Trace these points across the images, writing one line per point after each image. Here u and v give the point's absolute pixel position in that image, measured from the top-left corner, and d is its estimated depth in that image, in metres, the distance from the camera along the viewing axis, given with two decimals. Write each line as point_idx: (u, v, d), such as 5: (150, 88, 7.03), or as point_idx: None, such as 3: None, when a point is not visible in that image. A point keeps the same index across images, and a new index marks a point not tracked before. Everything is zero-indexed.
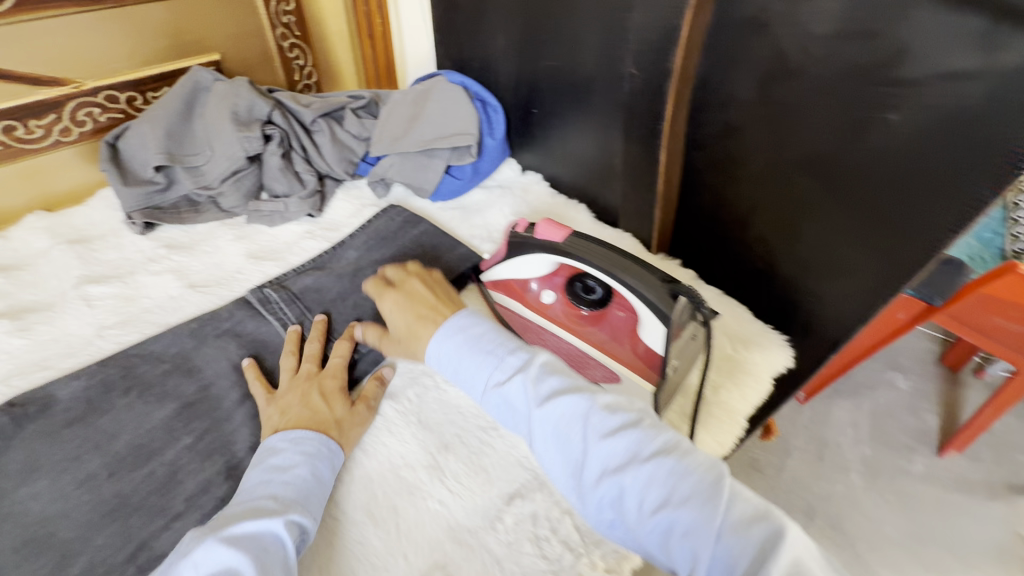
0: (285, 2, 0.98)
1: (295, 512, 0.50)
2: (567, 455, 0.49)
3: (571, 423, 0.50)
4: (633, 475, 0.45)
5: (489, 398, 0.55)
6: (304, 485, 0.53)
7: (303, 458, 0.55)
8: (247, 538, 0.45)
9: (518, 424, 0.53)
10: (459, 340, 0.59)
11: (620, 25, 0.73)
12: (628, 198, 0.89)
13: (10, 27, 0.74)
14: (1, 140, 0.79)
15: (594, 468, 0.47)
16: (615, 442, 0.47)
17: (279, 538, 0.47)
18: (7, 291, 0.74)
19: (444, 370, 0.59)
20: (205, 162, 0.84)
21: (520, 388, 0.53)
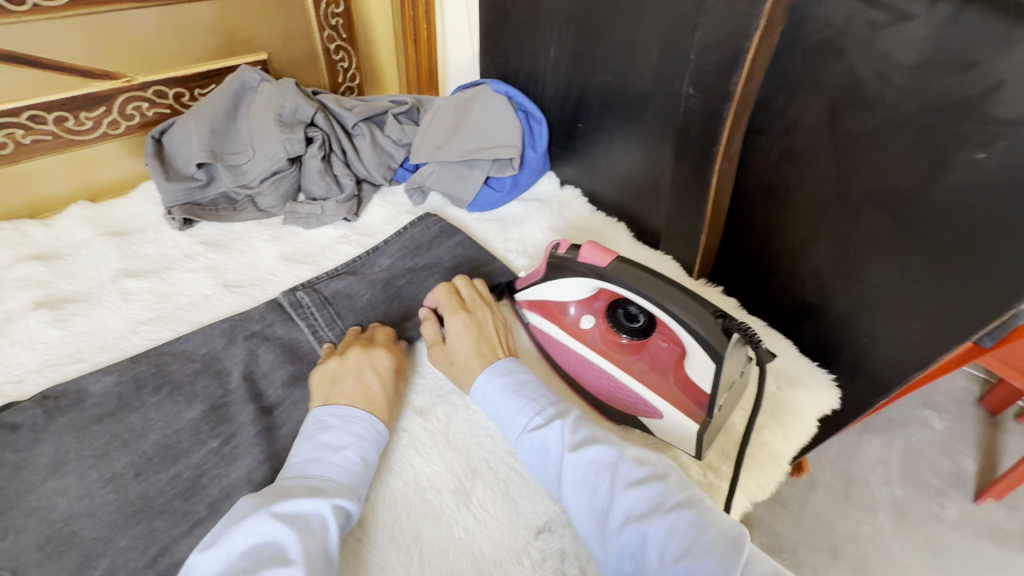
0: (334, 5, 0.98)
1: (341, 496, 0.49)
2: (591, 500, 0.48)
3: (599, 471, 0.49)
4: (657, 524, 0.44)
5: (523, 441, 0.54)
6: (353, 468, 0.52)
7: (353, 441, 0.54)
8: (294, 517, 0.45)
9: (549, 469, 0.52)
10: (507, 380, 0.58)
11: (682, 42, 0.71)
12: (672, 220, 0.86)
13: (70, 20, 0.75)
14: (52, 130, 0.80)
15: (617, 514, 0.46)
16: (641, 491, 0.47)
17: (325, 519, 0.46)
18: (48, 279, 0.74)
19: (485, 406, 0.59)
20: (246, 161, 0.85)
21: (557, 429, 0.53)
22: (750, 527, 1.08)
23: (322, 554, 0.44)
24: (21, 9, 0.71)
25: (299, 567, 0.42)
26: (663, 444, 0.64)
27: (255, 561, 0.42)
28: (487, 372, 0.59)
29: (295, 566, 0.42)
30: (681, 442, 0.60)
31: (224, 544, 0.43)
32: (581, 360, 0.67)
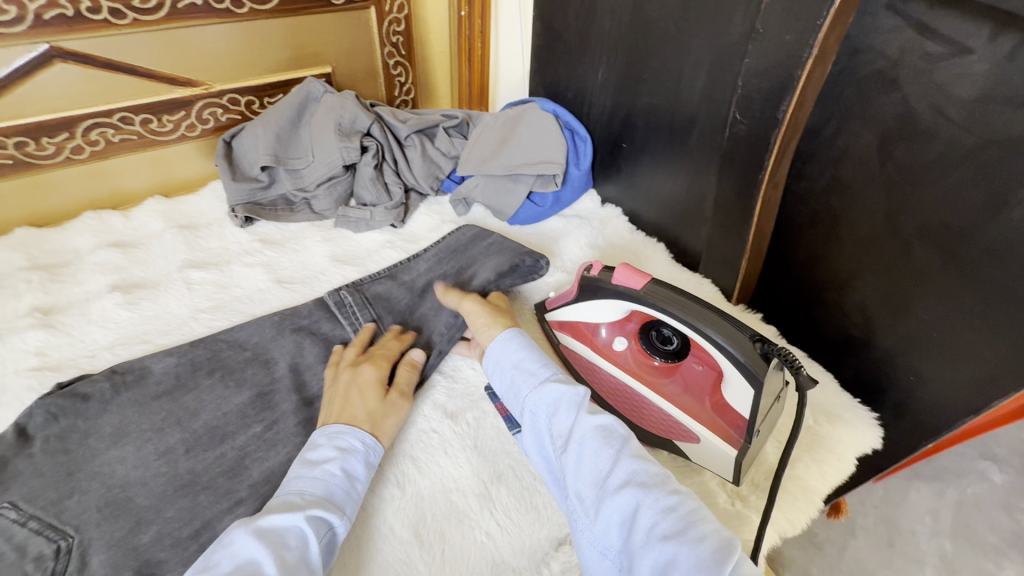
0: (395, 23, 1.04)
1: (319, 508, 0.50)
2: (594, 462, 0.50)
3: (609, 438, 0.52)
4: (656, 498, 0.46)
5: (538, 392, 0.57)
6: (334, 481, 0.53)
7: (336, 454, 0.55)
8: (272, 533, 0.47)
9: (556, 429, 0.54)
10: (524, 340, 0.63)
11: (730, 69, 0.71)
12: (714, 242, 0.85)
13: (162, 33, 0.83)
14: (139, 131, 0.88)
15: (616, 479, 0.48)
16: (646, 465, 0.49)
17: (303, 533, 0.48)
18: (123, 265, 0.80)
19: (501, 364, 0.62)
20: (305, 166, 0.91)
21: (576, 392, 0.56)
22: (782, 567, 1.04)
23: (300, 566, 0.46)
24: (121, 23, 0.79)
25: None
26: (691, 468, 0.63)
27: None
28: (508, 330, 0.64)
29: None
30: (717, 467, 0.59)
31: (211, 562, 0.46)
32: (614, 382, 0.67)
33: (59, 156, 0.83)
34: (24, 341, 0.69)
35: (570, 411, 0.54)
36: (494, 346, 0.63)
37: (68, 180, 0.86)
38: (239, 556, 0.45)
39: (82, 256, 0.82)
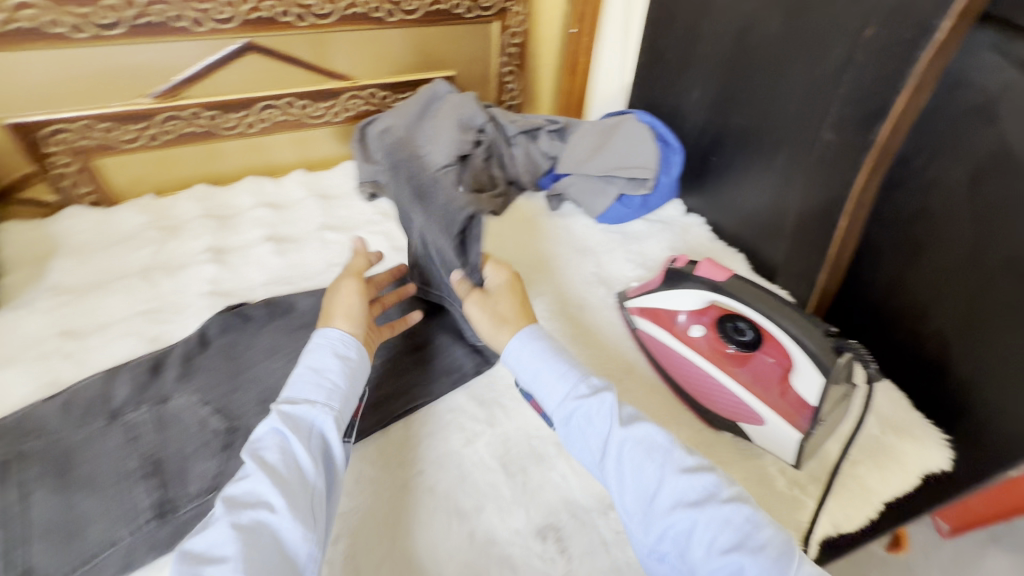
0: (513, 36, 1.16)
1: (289, 405, 0.55)
2: (638, 477, 0.54)
3: (650, 452, 0.55)
4: (710, 513, 0.49)
5: (565, 407, 0.59)
6: (304, 378, 0.57)
7: (303, 358, 0.60)
8: (252, 441, 0.53)
9: (594, 442, 0.57)
10: (540, 347, 0.64)
11: (826, 94, 0.77)
12: (794, 255, 0.90)
13: (329, 34, 0.99)
14: (297, 114, 1.04)
15: (666, 498, 0.51)
16: (694, 480, 0.52)
17: (277, 432, 0.53)
18: (274, 223, 0.97)
19: (519, 370, 0.64)
20: (425, 154, 1.04)
21: (603, 403, 0.58)
22: None
23: (278, 457, 0.51)
24: (301, 25, 0.95)
25: (254, 478, 0.49)
26: (753, 452, 0.68)
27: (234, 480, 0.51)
28: (524, 331, 0.65)
29: (252, 479, 0.50)
30: (778, 450, 0.65)
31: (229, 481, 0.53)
32: (687, 365, 0.73)
33: (236, 129, 1.00)
34: (201, 272, 0.85)
35: (604, 423, 0.57)
36: (510, 353, 0.65)
37: (237, 149, 1.03)
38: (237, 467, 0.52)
39: (243, 211, 0.98)
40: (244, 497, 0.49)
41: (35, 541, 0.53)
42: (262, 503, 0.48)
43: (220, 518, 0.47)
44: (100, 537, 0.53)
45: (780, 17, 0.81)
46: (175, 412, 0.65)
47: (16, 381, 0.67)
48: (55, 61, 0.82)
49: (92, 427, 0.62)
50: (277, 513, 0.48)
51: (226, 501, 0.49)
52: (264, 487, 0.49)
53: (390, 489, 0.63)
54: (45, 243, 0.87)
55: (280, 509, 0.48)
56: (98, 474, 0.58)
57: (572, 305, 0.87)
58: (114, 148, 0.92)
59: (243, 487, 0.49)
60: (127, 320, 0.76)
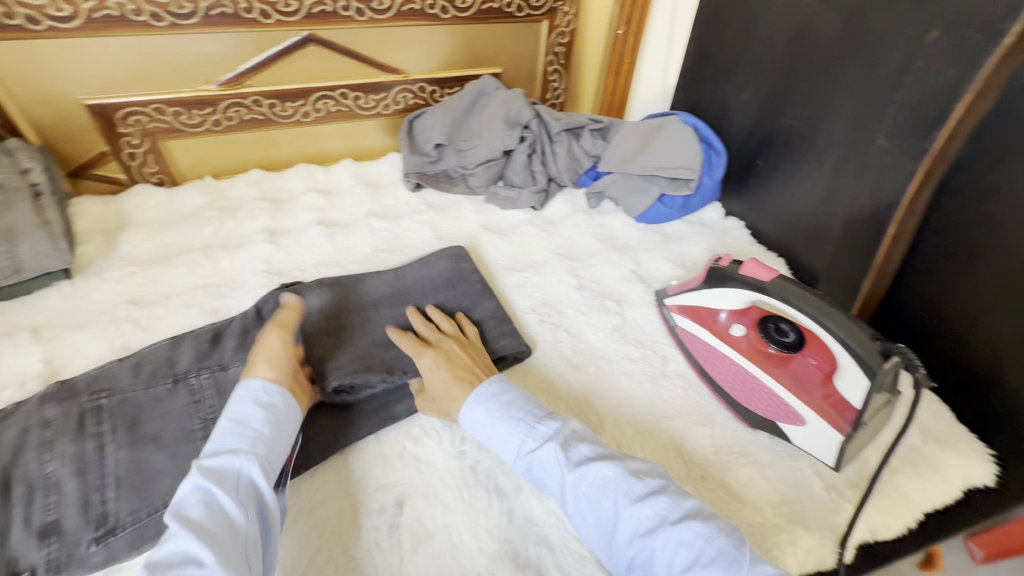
0: (560, 36, 1.19)
1: (216, 459, 0.52)
2: (596, 515, 0.53)
3: (602, 489, 0.53)
4: (664, 540, 0.48)
5: (521, 463, 0.58)
6: (227, 430, 0.55)
7: (226, 409, 0.57)
8: (177, 499, 0.50)
9: (553, 486, 0.56)
10: (489, 405, 0.61)
11: (881, 99, 0.77)
12: (838, 261, 0.89)
13: (388, 30, 1.03)
14: (350, 105, 1.08)
15: (625, 532, 0.51)
16: (646, 507, 0.51)
17: (203, 487, 0.50)
18: (324, 208, 1.00)
19: (476, 433, 0.62)
20: (470, 148, 1.07)
21: (551, 452, 0.56)
22: None
23: (204, 514, 0.48)
24: (360, 19, 0.99)
25: (180, 534, 0.47)
26: (793, 452, 0.68)
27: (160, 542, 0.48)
28: (479, 389, 0.63)
29: (177, 536, 0.47)
30: (818, 451, 0.65)
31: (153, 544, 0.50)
32: (727, 362, 0.73)
33: (292, 117, 1.05)
34: (257, 252, 0.89)
35: (556, 470, 0.55)
36: (464, 417, 0.62)
37: (290, 137, 1.08)
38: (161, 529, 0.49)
39: (296, 196, 1.02)
40: (170, 557, 0.46)
41: (112, 489, 0.57)
42: (188, 561, 0.45)
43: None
44: (168, 490, 0.57)
45: (837, 22, 0.81)
46: (234, 379, 0.68)
47: (90, 342, 0.72)
48: (132, 48, 0.87)
49: (159, 388, 0.66)
50: (206, 567, 0.45)
51: (151, 567, 0.45)
52: (189, 544, 0.46)
53: (435, 467, 0.64)
54: (114, 218, 0.92)
55: (210, 565, 0.45)
56: (165, 431, 0.62)
57: (611, 300, 0.88)
58: (180, 131, 0.97)
59: (167, 550, 0.46)
60: (188, 293, 0.80)
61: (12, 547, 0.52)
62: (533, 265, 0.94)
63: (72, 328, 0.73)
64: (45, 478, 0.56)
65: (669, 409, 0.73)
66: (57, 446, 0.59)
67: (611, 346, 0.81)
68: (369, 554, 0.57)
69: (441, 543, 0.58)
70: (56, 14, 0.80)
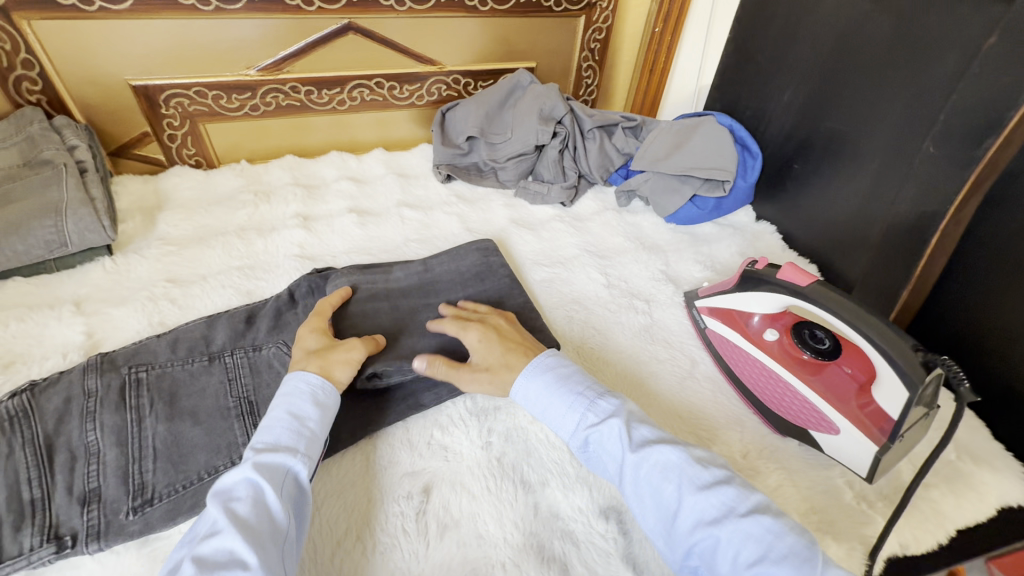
0: (597, 32, 1.18)
1: (269, 456, 0.52)
2: (657, 500, 0.52)
3: (666, 473, 0.52)
4: (730, 531, 0.48)
5: (579, 439, 0.58)
6: (281, 425, 0.55)
7: (281, 401, 0.57)
8: (223, 492, 0.49)
9: (611, 466, 0.56)
10: (547, 380, 0.62)
11: (931, 105, 0.75)
12: (874, 270, 0.87)
13: (426, 21, 1.03)
14: (385, 95, 1.09)
15: (687, 519, 0.50)
16: (711, 496, 0.50)
17: (254, 482, 0.50)
18: (356, 195, 1.01)
19: (531, 407, 0.62)
20: (502, 142, 1.07)
21: (613, 430, 0.56)
22: None
23: (253, 512, 0.48)
24: (400, 9, 0.99)
25: (229, 531, 0.45)
26: (822, 461, 0.67)
27: (200, 536, 0.46)
28: (535, 361, 0.64)
29: (225, 532, 0.45)
30: (850, 461, 0.64)
31: (185, 535, 0.48)
32: (759, 367, 0.72)
33: (328, 105, 1.06)
34: (290, 236, 0.90)
35: (618, 449, 0.55)
36: (517, 393, 0.63)
37: (325, 125, 1.09)
38: (201, 522, 0.48)
39: (328, 183, 1.03)
40: (217, 554, 0.44)
41: (149, 461, 0.58)
42: (234, 561, 0.44)
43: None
44: (202, 464, 0.59)
45: (889, 25, 0.79)
46: (267, 359, 0.69)
47: (130, 318, 0.73)
48: (178, 31, 0.89)
49: (195, 364, 0.67)
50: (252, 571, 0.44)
51: (195, 562, 0.44)
52: (237, 543, 0.45)
53: (461, 457, 0.64)
54: (153, 197, 0.94)
55: (255, 569, 0.43)
56: (201, 407, 0.63)
57: (640, 300, 0.88)
58: (219, 115, 0.99)
59: (214, 545, 0.45)
60: (225, 274, 0.82)
61: (54, 511, 0.53)
62: (562, 261, 0.93)
63: (113, 303, 0.75)
64: (87, 446, 0.58)
65: (697, 412, 0.72)
66: (98, 416, 0.60)
67: (639, 346, 0.80)
68: (394, 539, 0.57)
69: (467, 533, 0.58)
70: None
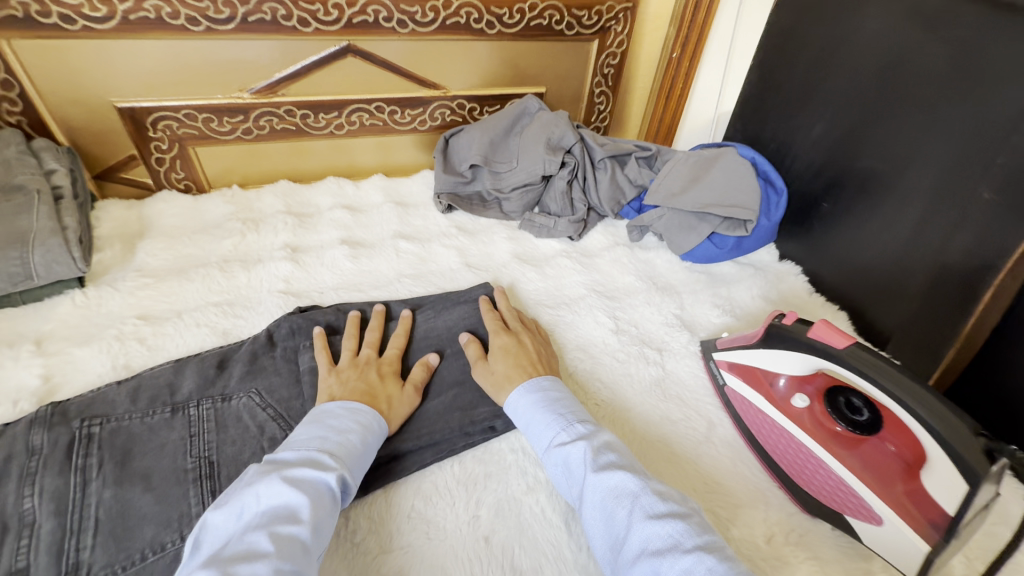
0: (611, 57, 1.13)
1: (346, 472, 0.51)
2: (609, 525, 0.48)
3: (620, 498, 0.48)
4: (672, 564, 0.42)
5: (549, 456, 0.55)
6: (358, 449, 0.54)
7: (358, 426, 0.56)
8: (304, 482, 0.47)
9: (572, 489, 0.52)
10: (535, 399, 0.60)
11: (986, 146, 0.67)
12: (915, 323, 0.79)
13: (430, 44, 0.98)
14: (385, 119, 1.04)
15: (632, 546, 0.45)
16: (660, 526, 0.45)
17: (330, 492, 0.48)
18: (350, 225, 0.95)
19: (517, 421, 0.61)
20: (507, 171, 1.00)
21: (581, 451, 0.53)
22: None
23: (325, 518, 0.47)
24: (402, 31, 0.94)
25: (307, 528, 0.44)
26: (861, 552, 0.59)
27: (268, 518, 0.44)
28: (534, 379, 0.63)
29: (303, 525, 0.44)
30: (895, 557, 0.54)
31: (238, 505, 0.45)
32: (786, 437, 0.64)
33: (325, 129, 1.01)
34: (277, 269, 0.84)
35: (581, 471, 0.52)
36: (512, 399, 0.62)
37: (322, 150, 1.04)
38: (268, 500, 0.45)
39: (322, 211, 0.98)
40: (289, 542, 0.43)
41: (90, 535, 0.51)
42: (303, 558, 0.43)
43: (269, 557, 0.40)
44: (148, 540, 0.52)
45: (942, 54, 0.70)
46: (235, 412, 0.63)
47: (93, 359, 0.67)
48: (167, 52, 0.84)
49: (155, 418, 0.61)
50: None
51: (273, 539, 0.42)
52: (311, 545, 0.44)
53: (445, 534, 0.57)
54: (137, 224, 0.89)
55: None
56: (155, 469, 0.57)
57: (651, 348, 0.80)
58: (211, 138, 0.95)
59: (292, 533, 0.43)
60: (200, 310, 0.76)
61: None
62: (566, 302, 0.86)
63: (76, 342, 0.69)
64: (22, 514, 0.51)
65: (714, 485, 0.63)
66: (38, 478, 0.54)
67: (650, 404, 0.72)
68: None
69: None
70: (91, 14, 0.77)
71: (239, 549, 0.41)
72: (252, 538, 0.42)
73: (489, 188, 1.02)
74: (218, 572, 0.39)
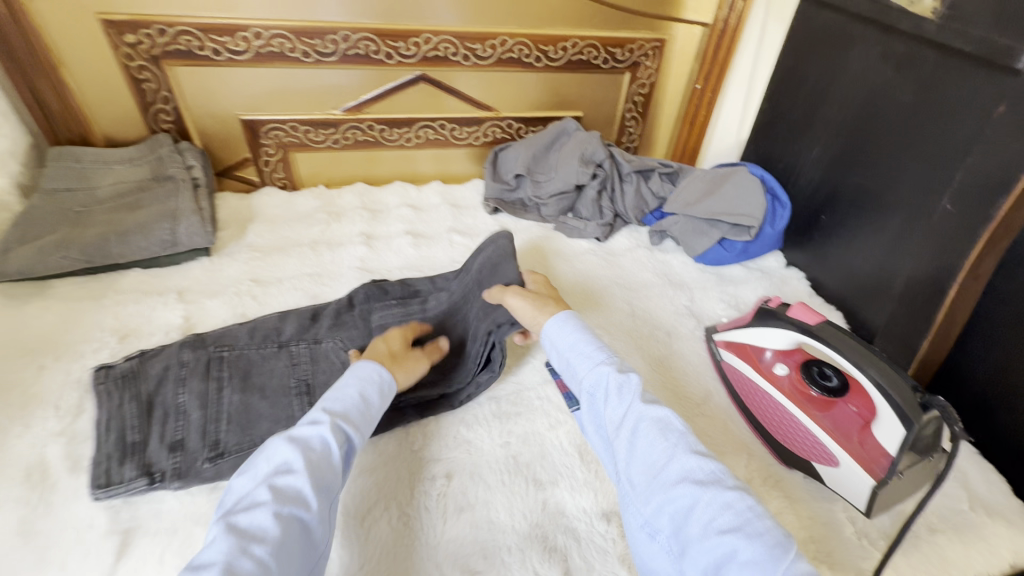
0: (641, 86, 1.29)
1: (341, 421, 0.60)
2: (649, 453, 0.57)
3: (665, 431, 0.58)
4: (713, 493, 0.52)
5: (590, 378, 0.65)
6: (352, 401, 0.62)
7: (356, 381, 0.65)
8: (299, 439, 0.57)
9: (614, 412, 0.62)
10: (577, 326, 0.71)
11: (950, 164, 0.79)
12: (897, 321, 0.89)
13: (487, 74, 1.18)
14: (447, 135, 1.24)
15: (672, 473, 0.55)
16: (701, 462, 0.55)
17: (324, 442, 0.57)
18: (413, 221, 1.14)
19: (555, 345, 0.71)
20: (546, 180, 1.18)
21: (625, 383, 0.63)
22: None
23: (322, 463, 0.56)
24: (466, 63, 1.14)
25: (300, 475, 0.54)
26: (826, 495, 0.70)
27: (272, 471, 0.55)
28: (563, 313, 0.72)
29: (297, 475, 0.54)
30: (850, 493, 0.67)
31: (255, 465, 0.56)
32: (768, 399, 0.77)
33: (397, 142, 1.21)
34: (354, 252, 1.03)
35: (625, 400, 0.61)
36: (550, 326, 0.72)
37: (392, 158, 1.24)
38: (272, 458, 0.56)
39: (390, 209, 1.17)
40: (286, 489, 0.53)
41: (224, 424, 0.69)
42: (300, 500, 0.53)
43: (265, 505, 0.52)
44: (265, 430, 0.70)
45: (911, 91, 0.84)
46: (325, 352, 0.81)
47: (220, 309, 0.88)
48: (281, 77, 1.07)
49: (267, 350, 0.80)
50: (311, 512, 0.53)
51: (271, 490, 0.53)
52: (305, 486, 0.53)
53: (483, 452, 0.72)
54: (246, 211, 1.11)
55: (313, 514, 0.53)
56: (268, 385, 0.75)
57: (661, 330, 0.94)
58: (307, 146, 1.17)
59: (288, 482, 0.54)
60: (297, 279, 0.96)
61: (149, 453, 0.65)
62: (591, 290, 1.01)
63: (207, 295, 0.90)
64: (178, 404, 0.71)
65: (705, 436, 0.76)
66: (188, 382, 0.73)
67: (658, 371, 0.86)
68: (419, 512, 0.65)
69: (480, 516, 0.65)
70: (233, 49, 1.01)
71: (248, 499, 0.53)
72: (258, 489, 0.53)
73: (530, 194, 1.19)
74: (228, 522, 0.51)
